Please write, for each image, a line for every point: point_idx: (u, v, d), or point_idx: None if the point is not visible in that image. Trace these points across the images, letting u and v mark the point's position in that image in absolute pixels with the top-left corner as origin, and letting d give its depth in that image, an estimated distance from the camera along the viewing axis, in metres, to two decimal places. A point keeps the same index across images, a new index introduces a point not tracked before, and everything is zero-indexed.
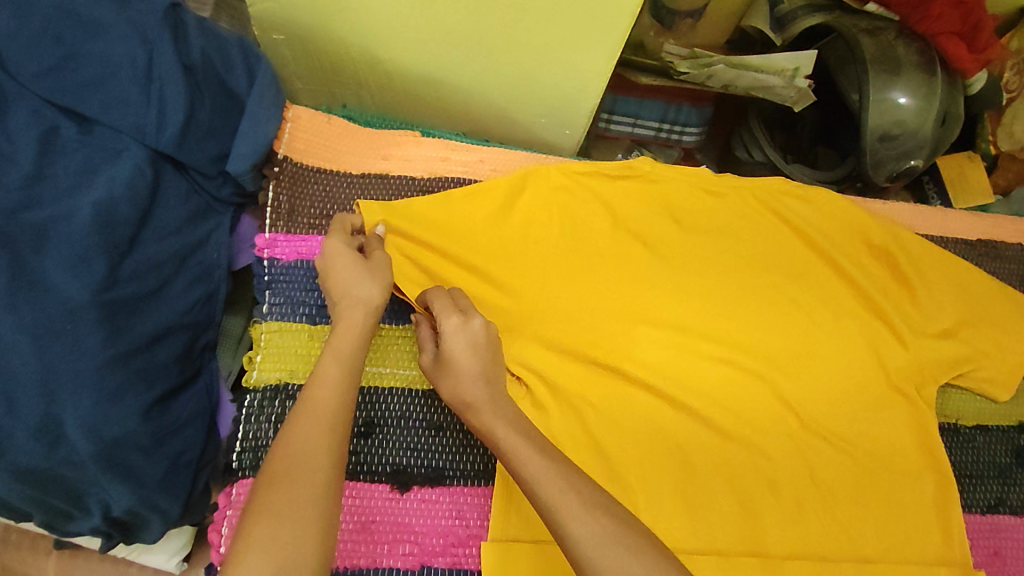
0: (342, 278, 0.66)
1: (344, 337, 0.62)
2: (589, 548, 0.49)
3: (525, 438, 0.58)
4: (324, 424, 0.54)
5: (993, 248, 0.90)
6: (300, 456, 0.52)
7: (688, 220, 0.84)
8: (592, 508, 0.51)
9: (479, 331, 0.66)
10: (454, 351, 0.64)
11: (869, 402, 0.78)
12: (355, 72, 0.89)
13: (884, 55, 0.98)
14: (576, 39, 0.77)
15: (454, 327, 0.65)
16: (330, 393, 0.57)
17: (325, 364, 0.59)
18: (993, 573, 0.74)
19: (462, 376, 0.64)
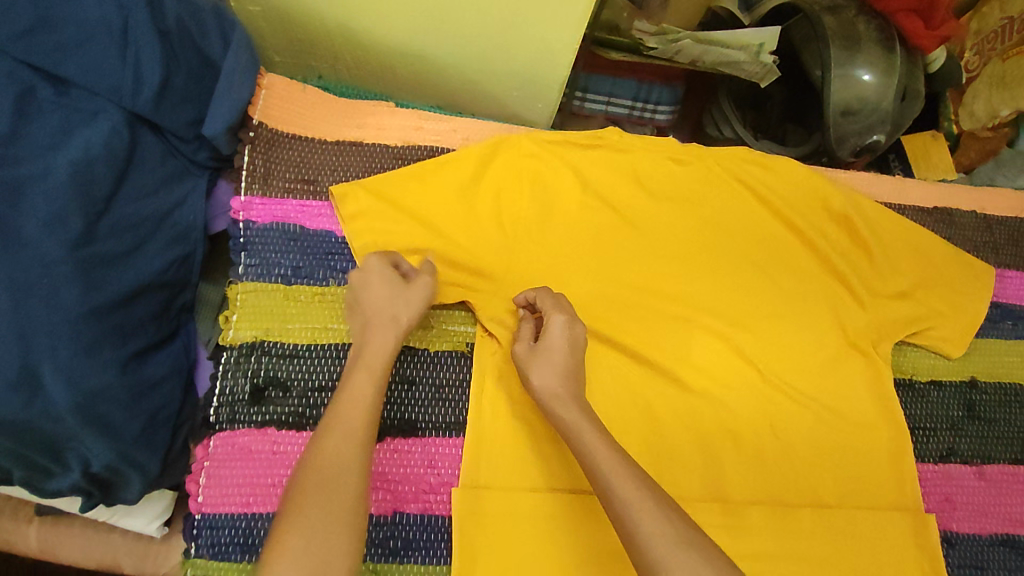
0: (381, 295, 0.68)
1: (377, 352, 0.65)
2: (661, 549, 0.52)
3: (608, 443, 0.60)
4: (349, 434, 0.58)
5: (948, 214, 0.93)
6: (329, 466, 0.55)
7: (654, 186, 0.87)
8: (665, 510, 0.55)
9: (580, 336, 0.70)
10: (559, 345, 0.68)
11: (828, 359, 0.81)
12: (331, 44, 0.91)
13: (845, 32, 1.02)
14: (546, 10, 0.80)
15: (561, 325, 0.69)
16: (357, 404, 0.60)
17: (354, 377, 0.62)
18: (945, 518, 0.78)
19: (558, 369, 0.67)
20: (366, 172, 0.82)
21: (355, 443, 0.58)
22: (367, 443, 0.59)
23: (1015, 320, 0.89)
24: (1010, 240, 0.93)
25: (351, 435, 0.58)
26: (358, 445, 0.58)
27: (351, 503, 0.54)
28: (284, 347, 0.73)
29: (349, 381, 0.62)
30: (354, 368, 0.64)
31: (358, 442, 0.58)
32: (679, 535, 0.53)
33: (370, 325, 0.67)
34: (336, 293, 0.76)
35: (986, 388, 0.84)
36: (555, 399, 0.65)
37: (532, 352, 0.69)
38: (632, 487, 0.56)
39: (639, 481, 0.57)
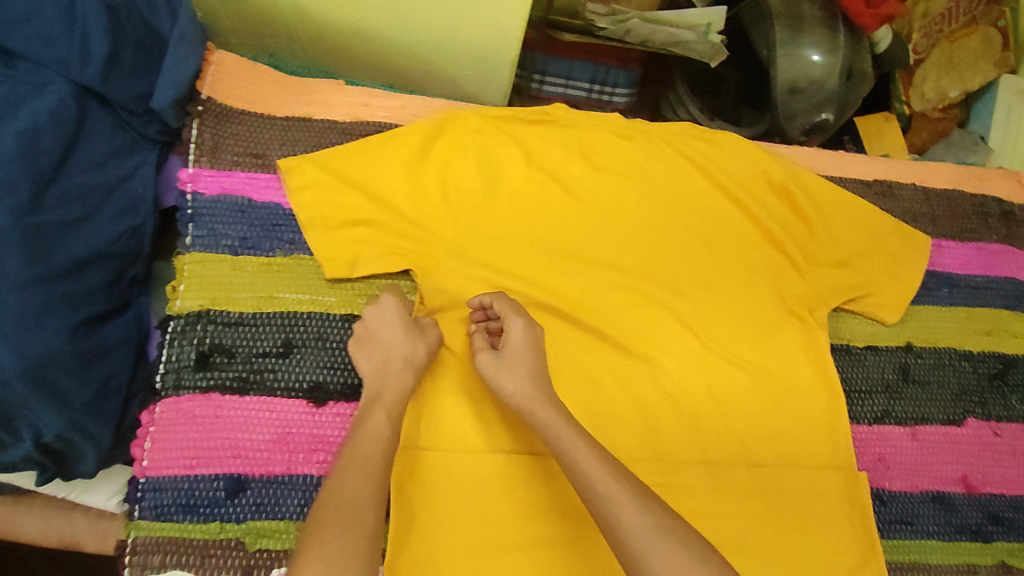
0: (399, 337, 0.70)
1: (394, 392, 0.67)
2: (637, 537, 0.55)
3: (587, 442, 0.63)
4: (365, 476, 0.60)
5: (886, 187, 0.96)
6: (343, 506, 0.57)
7: (598, 160, 0.89)
8: (641, 500, 0.58)
9: (536, 336, 0.73)
10: (522, 347, 0.71)
11: (767, 326, 0.84)
12: (287, 25, 0.92)
13: (790, 12, 1.06)
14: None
15: (521, 327, 0.73)
16: (374, 445, 0.63)
17: (371, 419, 0.65)
18: (878, 476, 0.80)
19: (525, 370, 0.70)
20: (314, 147, 0.83)
21: (370, 482, 0.60)
22: (380, 482, 0.60)
23: (950, 287, 0.91)
24: (947, 211, 0.96)
25: (365, 475, 0.60)
26: (373, 487, 0.59)
27: (366, 544, 0.55)
28: (229, 315, 0.74)
29: (367, 422, 0.65)
30: (370, 411, 0.66)
31: (372, 481, 0.60)
32: (651, 523, 0.56)
33: (388, 368, 0.69)
34: (282, 263, 0.77)
35: (920, 352, 0.87)
36: (529, 405, 0.67)
37: (500, 361, 0.71)
38: (615, 486, 0.59)
39: (625, 482, 0.59)
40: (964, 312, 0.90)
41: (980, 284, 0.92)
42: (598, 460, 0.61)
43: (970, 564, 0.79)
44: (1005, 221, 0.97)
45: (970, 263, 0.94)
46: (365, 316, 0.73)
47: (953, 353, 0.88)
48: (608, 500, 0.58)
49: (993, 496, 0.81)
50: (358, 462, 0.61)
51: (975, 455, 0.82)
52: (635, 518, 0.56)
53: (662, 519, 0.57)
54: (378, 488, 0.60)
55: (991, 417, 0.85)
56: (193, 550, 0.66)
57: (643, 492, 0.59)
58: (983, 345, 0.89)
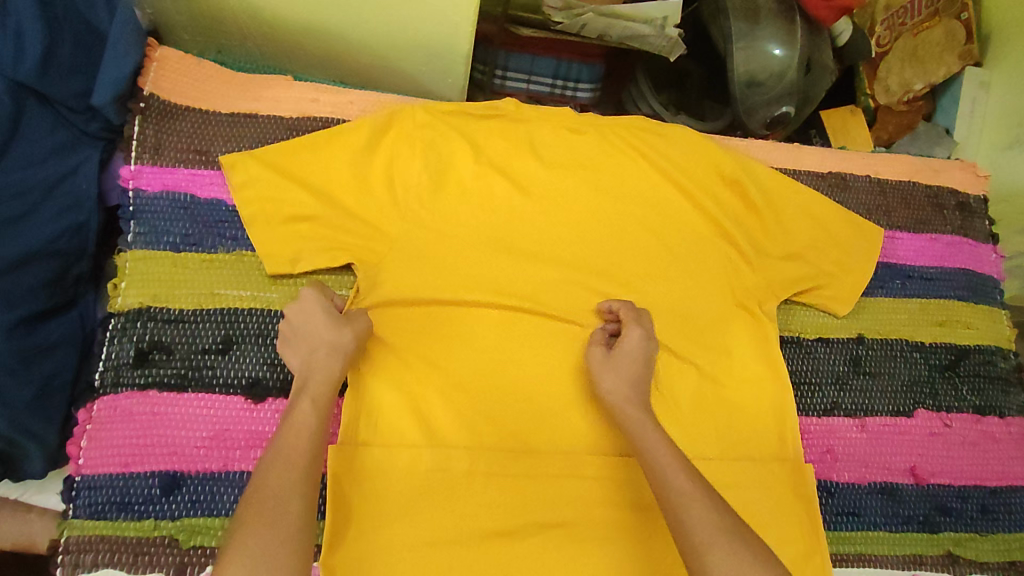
0: (322, 331, 0.69)
1: (321, 382, 0.67)
2: (699, 533, 0.58)
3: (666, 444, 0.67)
4: (291, 472, 0.59)
5: (840, 179, 0.96)
6: (267, 504, 0.57)
7: (548, 154, 0.89)
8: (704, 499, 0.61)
9: (652, 353, 0.77)
10: (634, 354, 0.75)
11: (716, 319, 0.83)
12: (237, 22, 0.91)
13: (747, 5, 1.05)
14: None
15: (638, 336, 0.76)
16: (299, 439, 0.62)
17: (296, 413, 0.64)
18: (825, 468, 0.80)
19: (625, 373, 0.74)
20: (259, 143, 0.83)
21: (297, 479, 0.59)
22: (307, 477, 0.60)
23: (903, 278, 0.91)
24: (901, 203, 0.96)
25: (293, 472, 0.60)
26: (300, 483, 0.59)
27: (293, 540, 0.56)
28: (170, 312, 0.74)
29: (292, 415, 0.64)
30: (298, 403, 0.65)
31: (299, 477, 0.59)
32: (720, 523, 0.59)
33: (313, 363, 0.68)
34: (225, 260, 0.77)
35: (872, 344, 0.87)
36: (621, 402, 0.72)
37: (608, 358, 0.75)
38: (686, 488, 0.62)
39: (694, 484, 0.62)
40: (917, 303, 0.90)
41: (933, 275, 0.92)
42: (674, 463, 0.64)
43: (917, 555, 0.79)
44: (959, 213, 0.98)
45: (923, 254, 0.94)
46: (290, 308, 0.72)
47: (905, 344, 0.87)
48: (679, 497, 0.61)
49: (941, 487, 0.81)
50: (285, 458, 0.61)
51: (924, 446, 0.82)
52: (700, 515, 0.59)
53: (725, 519, 0.59)
54: (305, 483, 0.60)
55: (942, 408, 0.85)
56: (127, 548, 0.66)
57: (710, 495, 0.62)
58: (935, 336, 0.89)
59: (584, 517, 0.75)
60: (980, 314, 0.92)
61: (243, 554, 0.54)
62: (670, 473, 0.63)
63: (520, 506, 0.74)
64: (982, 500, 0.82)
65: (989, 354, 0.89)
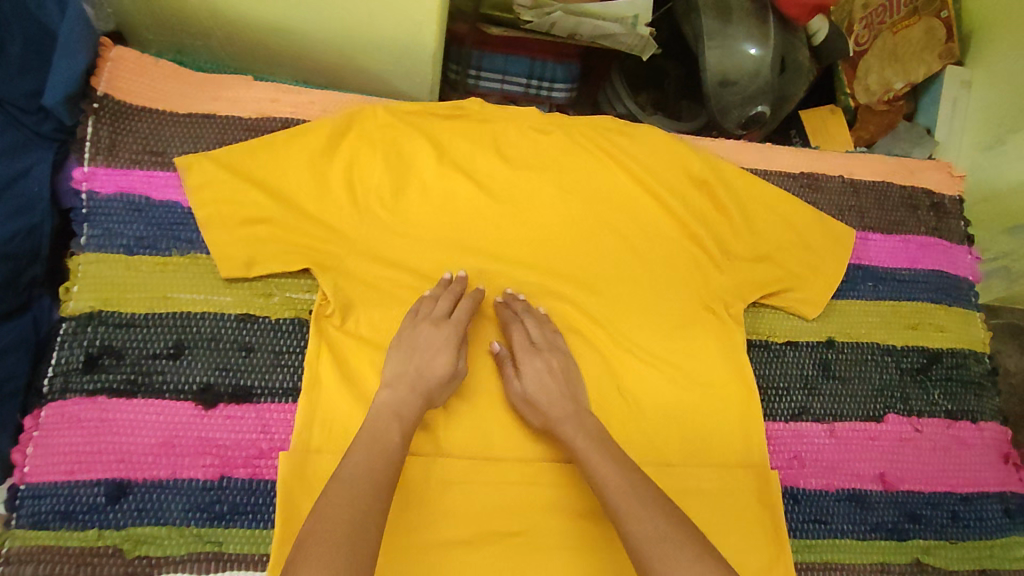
0: (443, 356, 0.73)
1: (411, 410, 0.69)
2: (648, 543, 0.58)
3: (608, 461, 0.67)
4: (365, 489, 0.59)
5: (813, 179, 0.95)
6: (341, 517, 0.56)
7: (513, 155, 0.88)
8: (649, 508, 0.61)
9: (559, 361, 0.76)
10: (540, 378, 0.74)
11: (682, 322, 0.82)
12: (199, 22, 0.90)
13: (718, 4, 1.03)
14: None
15: (529, 358, 0.75)
16: (378, 460, 0.63)
17: (389, 433, 0.66)
18: (792, 474, 0.78)
19: (545, 403, 0.73)
20: (217, 144, 0.82)
21: (372, 499, 0.59)
22: (378, 499, 0.60)
23: (875, 280, 0.90)
24: (875, 204, 0.95)
25: (371, 490, 0.60)
26: (371, 502, 0.59)
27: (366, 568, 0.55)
28: (121, 316, 0.72)
29: (381, 434, 0.65)
30: (388, 425, 0.67)
31: (377, 502, 0.59)
32: (663, 531, 0.58)
33: (418, 384, 0.71)
34: (178, 263, 0.75)
35: (843, 347, 0.85)
36: (555, 426, 0.72)
37: (525, 386, 0.74)
38: (623, 494, 0.63)
39: (636, 488, 0.63)
40: (889, 306, 0.89)
41: (904, 277, 0.91)
42: (613, 470, 0.65)
43: (884, 563, 0.77)
44: (934, 214, 0.96)
45: (896, 256, 0.92)
46: (415, 322, 0.75)
47: (877, 347, 0.86)
48: (622, 502, 0.62)
49: (911, 493, 0.80)
50: (364, 474, 0.61)
51: (893, 452, 0.81)
52: (644, 521, 0.60)
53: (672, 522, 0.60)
54: (375, 504, 0.59)
55: (912, 413, 0.83)
56: (69, 558, 0.64)
57: (651, 496, 0.63)
58: (907, 339, 0.87)
59: (543, 524, 0.74)
60: (953, 316, 0.90)
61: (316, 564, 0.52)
62: (611, 478, 0.65)
63: (478, 513, 0.73)
64: (953, 507, 0.80)
65: (962, 357, 0.88)
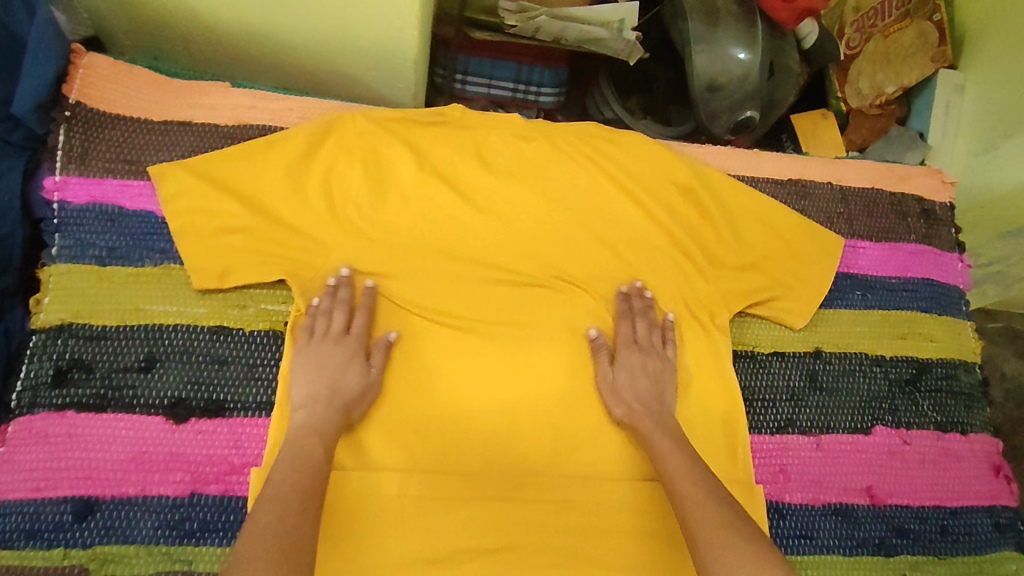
0: (353, 367, 0.72)
1: (330, 421, 0.68)
2: (706, 529, 0.59)
3: (681, 454, 0.68)
4: (295, 503, 0.58)
5: (801, 186, 0.93)
6: (273, 532, 0.55)
7: (495, 163, 0.86)
8: (714, 500, 0.62)
9: (655, 362, 0.77)
10: (636, 371, 0.76)
11: (665, 333, 0.81)
12: (177, 28, 0.88)
13: (705, 8, 1.01)
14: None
15: (633, 353, 0.77)
16: (305, 474, 0.61)
17: (312, 447, 0.64)
18: (778, 489, 0.77)
19: (636, 393, 0.75)
20: (193, 152, 0.80)
21: (303, 511, 0.58)
22: (307, 508, 0.59)
23: (864, 289, 0.89)
24: (864, 211, 0.93)
25: (301, 503, 0.59)
26: (302, 517, 0.58)
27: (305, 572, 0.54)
28: (92, 328, 0.71)
29: (298, 447, 0.64)
30: (309, 440, 0.65)
31: (306, 510, 0.58)
32: (723, 521, 0.59)
33: (332, 400, 0.69)
34: (151, 274, 0.74)
35: (830, 358, 0.84)
36: (636, 418, 0.73)
37: (615, 377, 0.76)
38: (691, 488, 0.64)
39: (702, 484, 0.64)
40: (878, 315, 0.88)
41: (894, 286, 0.90)
42: (683, 466, 0.67)
43: None
44: (924, 221, 0.95)
45: (885, 264, 0.91)
46: (313, 335, 0.72)
47: (865, 357, 0.85)
48: (686, 495, 0.64)
49: (899, 507, 0.78)
50: (294, 488, 0.59)
51: (882, 465, 0.79)
52: (705, 512, 0.61)
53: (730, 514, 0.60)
54: (307, 518, 0.58)
55: (901, 425, 0.82)
56: None
57: (714, 491, 0.64)
58: (896, 349, 0.86)
59: (524, 541, 0.72)
60: (943, 326, 0.89)
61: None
62: (678, 473, 0.66)
63: (457, 530, 0.71)
64: (942, 521, 0.79)
65: (952, 367, 0.87)
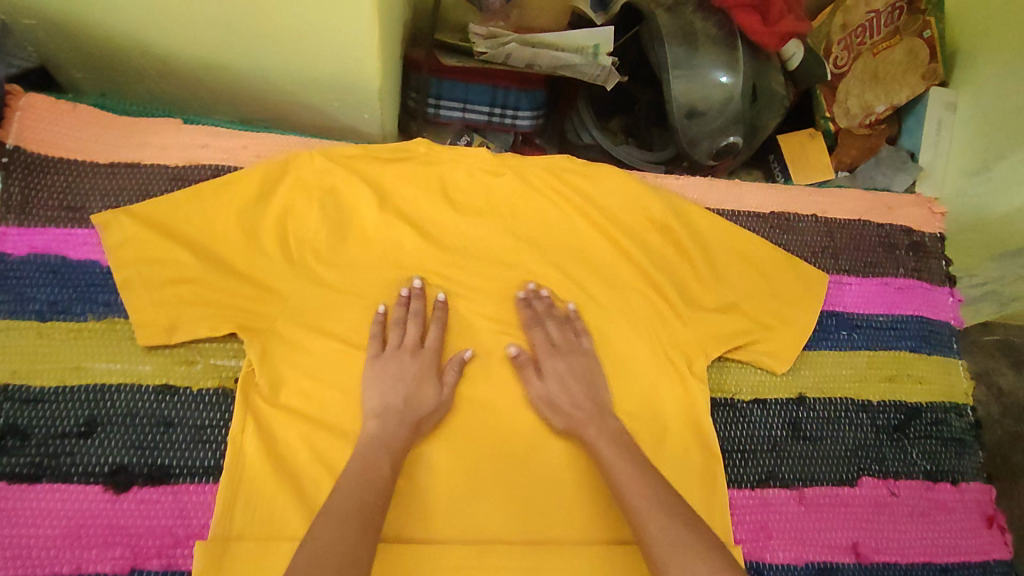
0: (426, 382, 0.72)
1: (398, 436, 0.68)
2: (661, 547, 0.58)
3: (626, 461, 0.66)
4: (356, 518, 0.59)
5: (784, 220, 0.89)
6: (334, 550, 0.55)
7: (463, 201, 0.83)
8: (668, 513, 0.60)
9: (584, 361, 0.75)
10: (559, 380, 0.73)
11: (641, 382, 0.77)
12: (130, 63, 0.84)
13: (682, 32, 0.97)
14: (327, 15, 0.73)
15: (553, 359, 0.75)
16: (370, 491, 0.62)
17: (379, 464, 0.65)
18: (759, 548, 0.73)
19: (566, 402, 0.73)
20: (141, 196, 0.76)
21: (366, 528, 0.59)
22: (370, 522, 0.59)
23: (849, 329, 0.85)
24: (850, 244, 0.89)
25: (364, 520, 0.59)
26: (362, 533, 0.58)
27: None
28: (28, 391, 0.67)
29: (367, 460, 0.65)
30: (376, 454, 0.66)
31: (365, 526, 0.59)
32: (677, 535, 0.58)
33: (405, 415, 0.69)
34: (94, 329, 0.70)
35: (814, 404, 0.80)
36: (575, 427, 0.71)
37: (547, 390, 0.73)
38: (644, 500, 0.62)
39: (655, 490, 0.63)
40: (864, 357, 0.84)
41: (881, 324, 0.86)
42: (634, 474, 0.65)
43: None
44: (914, 254, 0.91)
45: (872, 301, 0.87)
46: (388, 347, 0.73)
47: (851, 402, 0.81)
48: (640, 505, 0.62)
49: (886, 565, 0.74)
50: (356, 506, 0.60)
51: (867, 519, 0.76)
52: (659, 524, 0.60)
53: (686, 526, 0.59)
54: (366, 533, 0.58)
55: (889, 474, 0.78)
56: None
57: (672, 502, 0.62)
58: (883, 393, 0.82)
59: None
60: (933, 366, 0.85)
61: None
62: (631, 483, 0.64)
63: None
64: None
65: (942, 412, 0.83)
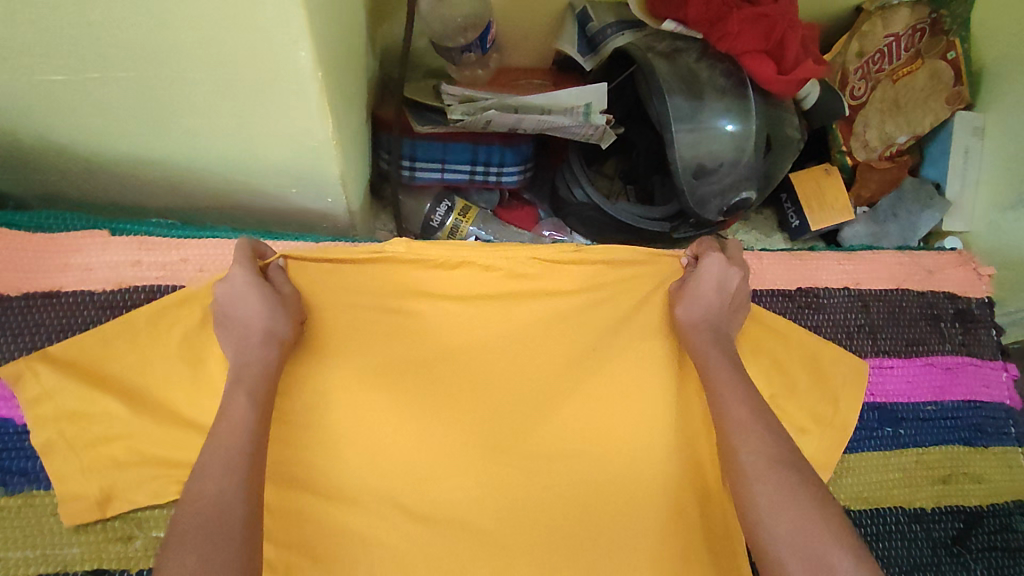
0: (254, 291, 0.59)
1: (257, 372, 0.57)
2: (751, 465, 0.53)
3: (735, 391, 0.59)
4: (247, 472, 0.50)
5: (812, 297, 0.78)
6: (208, 504, 0.48)
7: (446, 305, 0.71)
8: (755, 427, 0.56)
9: (735, 281, 0.67)
10: (703, 281, 0.66)
11: (664, 518, 0.66)
12: (43, 159, 0.71)
13: (684, 82, 0.85)
14: (270, 105, 0.61)
15: (715, 264, 0.66)
16: (237, 434, 0.52)
17: (231, 401, 0.54)
18: None
19: (693, 305, 0.66)
20: (63, 331, 0.65)
21: (234, 473, 0.50)
22: (253, 480, 0.51)
23: (895, 424, 0.74)
24: (888, 320, 0.78)
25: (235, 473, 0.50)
26: (243, 480, 0.50)
27: (237, 540, 0.47)
28: None
29: (225, 408, 0.54)
30: (231, 395, 0.55)
31: (241, 481, 0.49)
32: (766, 453, 0.54)
33: (242, 346, 0.58)
34: (10, 507, 0.60)
35: (860, 519, 0.71)
36: (697, 329, 0.65)
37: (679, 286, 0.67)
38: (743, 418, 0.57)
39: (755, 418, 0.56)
40: (912, 456, 0.74)
41: (931, 415, 0.75)
42: (737, 393, 0.59)
43: None
44: (960, 325, 0.80)
45: (918, 387, 0.76)
46: (217, 290, 0.60)
47: (902, 513, 0.72)
48: (736, 427, 0.56)
49: None
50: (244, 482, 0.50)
51: None
52: (751, 445, 0.55)
53: (781, 451, 0.54)
54: (249, 485, 0.50)
55: None
56: None
57: (776, 431, 0.56)
58: (937, 498, 0.73)
59: None
60: (991, 460, 0.76)
61: (182, 567, 0.44)
62: (730, 406, 0.58)
63: None
64: None
65: (1006, 515, 0.74)
